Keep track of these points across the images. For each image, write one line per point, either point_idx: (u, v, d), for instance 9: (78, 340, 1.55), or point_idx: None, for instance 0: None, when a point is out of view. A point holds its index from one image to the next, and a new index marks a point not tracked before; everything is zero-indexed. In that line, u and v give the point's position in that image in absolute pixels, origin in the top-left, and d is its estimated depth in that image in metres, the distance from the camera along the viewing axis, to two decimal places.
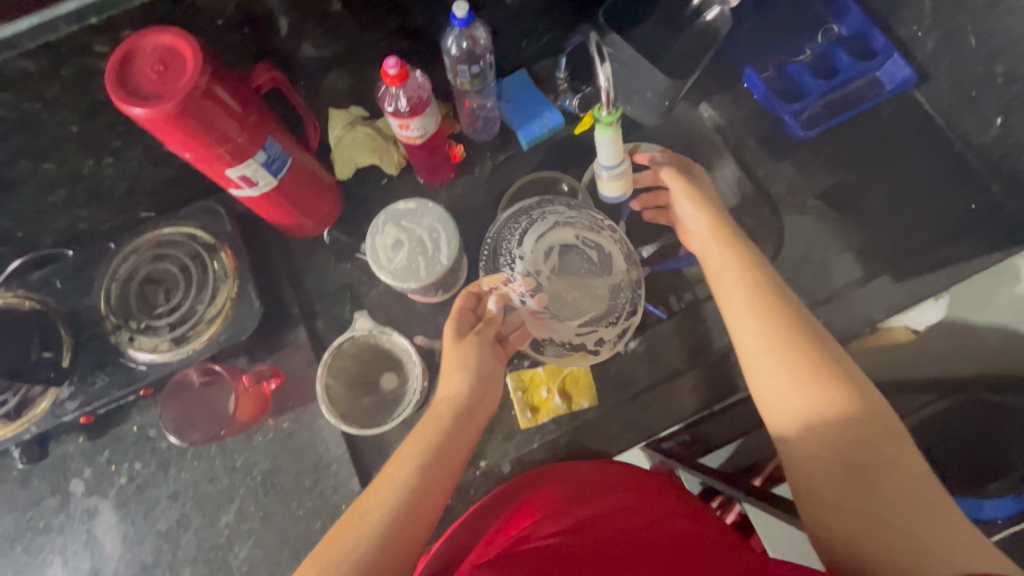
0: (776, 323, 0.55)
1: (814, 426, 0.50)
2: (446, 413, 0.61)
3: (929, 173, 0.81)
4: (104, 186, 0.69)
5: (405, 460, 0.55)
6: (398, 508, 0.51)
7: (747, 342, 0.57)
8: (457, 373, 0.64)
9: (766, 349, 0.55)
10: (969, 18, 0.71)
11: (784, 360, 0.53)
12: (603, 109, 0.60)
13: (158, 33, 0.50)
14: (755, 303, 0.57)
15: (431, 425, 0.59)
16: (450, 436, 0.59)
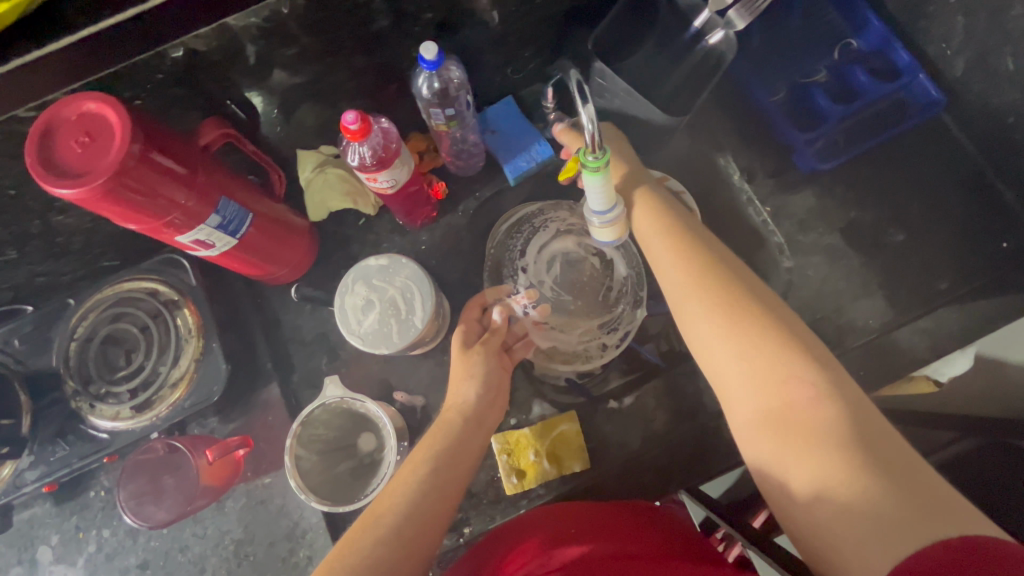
0: (725, 309, 0.47)
1: (768, 410, 0.42)
2: (458, 422, 0.52)
3: (956, 207, 0.74)
4: (58, 242, 0.64)
5: (405, 482, 0.47)
6: (396, 541, 0.42)
7: (703, 344, 0.48)
8: (466, 379, 0.56)
9: (719, 347, 0.47)
10: (1006, 40, 0.64)
11: (742, 354, 0.45)
12: (589, 150, 0.49)
13: (81, 100, 0.44)
14: (701, 291, 0.49)
15: (439, 441, 0.50)
16: (460, 454, 0.50)
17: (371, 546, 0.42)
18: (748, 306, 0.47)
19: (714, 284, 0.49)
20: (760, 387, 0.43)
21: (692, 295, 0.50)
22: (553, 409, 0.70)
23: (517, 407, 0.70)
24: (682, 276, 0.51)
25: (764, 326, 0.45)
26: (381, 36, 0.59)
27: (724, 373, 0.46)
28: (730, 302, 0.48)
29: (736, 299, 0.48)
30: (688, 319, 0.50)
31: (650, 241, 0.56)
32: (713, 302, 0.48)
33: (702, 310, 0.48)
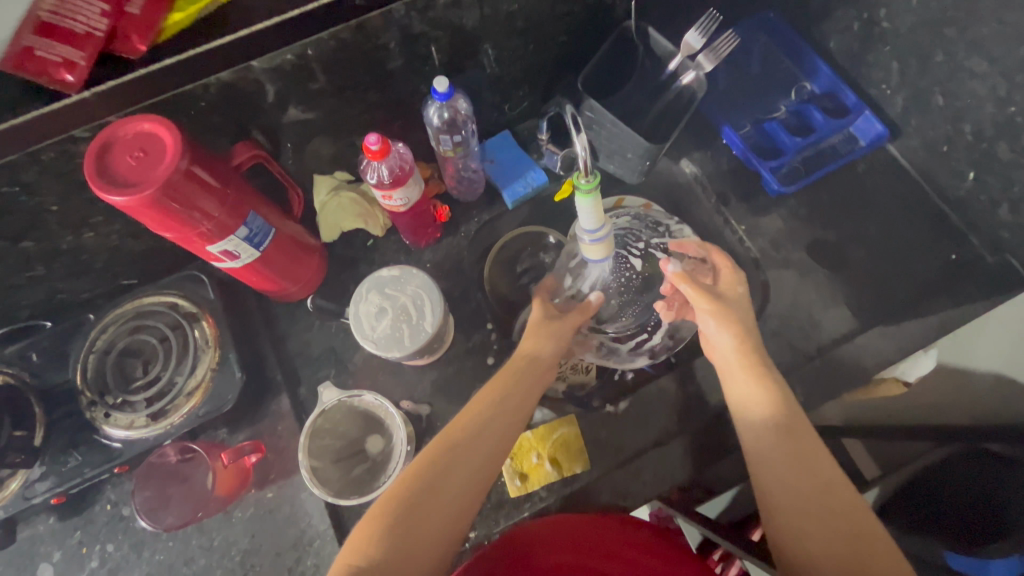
0: (814, 479, 0.53)
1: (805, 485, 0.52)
2: (524, 368, 0.62)
3: (907, 224, 0.82)
4: (84, 259, 0.68)
5: (473, 417, 0.57)
6: (462, 472, 0.53)
7: (782, 494, 0.53)
8: (536, 335, 0.66)
9: (806, 507, 0.52)
10: (934, 81, 0.74)
11: (825, 521, 0.50)
12: (582, 176, 0.56)
13: (139, 120, 0.51)
14: (791, 455, 0.54)
15: (507, 383, 0.61)
16: (523, 394, 0.60)
17: (440, 468, 0.53)
18: (832, 478, 0.53)
19: (809, 452, 0.54)
20: (836, 556, 0.49)
21: (785, 455, 0.54)
22: (553, 414, 0.74)
23: None
24: (775, 431, 0.55)
25: (848, 509, 0.51)
26: (395, 75, 0.67)
27: (800, 529, 0.51)
28: (819, 474, 0.53)
29: (824, 471, 0.53)
30: (775, 471, 0.54)
31: (738, 381, 0.60)
32: (808, 471, 0.53)
33: (792, 471, 0.53)
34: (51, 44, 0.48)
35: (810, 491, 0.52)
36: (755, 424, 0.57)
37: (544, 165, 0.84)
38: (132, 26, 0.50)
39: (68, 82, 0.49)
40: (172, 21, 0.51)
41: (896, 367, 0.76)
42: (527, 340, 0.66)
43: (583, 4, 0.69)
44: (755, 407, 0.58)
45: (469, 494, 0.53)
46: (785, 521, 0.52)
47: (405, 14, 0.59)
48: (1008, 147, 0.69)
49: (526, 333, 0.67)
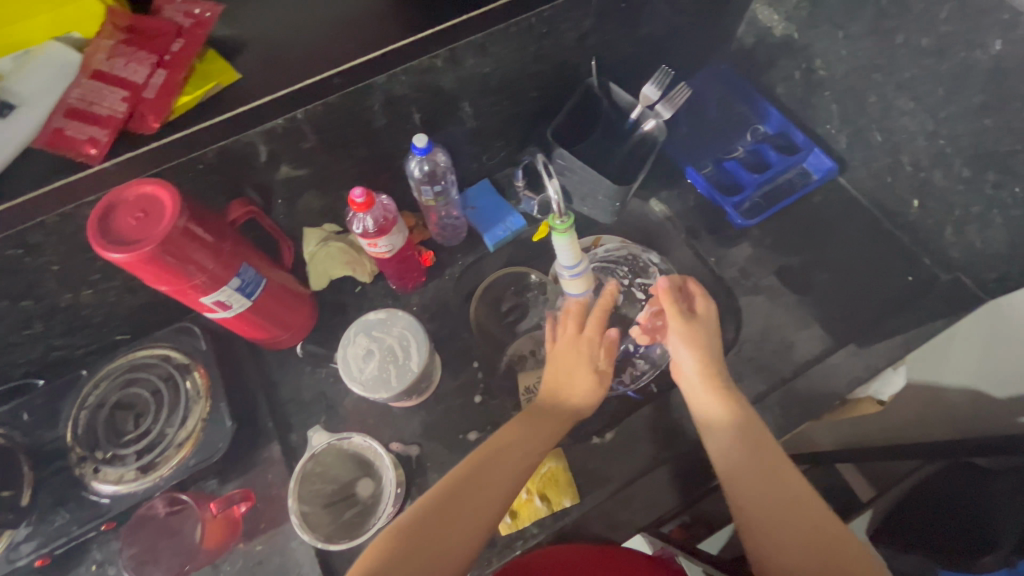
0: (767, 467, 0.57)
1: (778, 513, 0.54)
2: (551, 407, 0.64)
3: (864, 250, 0.88)
4: (80, 317, 0.70)
5: (479, 460, 0.59)
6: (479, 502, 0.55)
7: (742, 482, 0.57)
8: (573, 376, 0.66)
9: (762, 492, 0.56)
10: (871, 120, 0.82)
11: (783, 504, 0.54)
12: (557, 217, 0.61)
13: (140, 184, 0.55)
14: (748, 449, 0.59)
15: (527, 427, 0.62)
16: (545, 436, 0.62)
17: (439, 506, 0.54)
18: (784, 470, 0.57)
19: (762, 446, 0.59)
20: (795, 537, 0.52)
21: (742, 448, 0.59)
22: None
23: None
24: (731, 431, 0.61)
25: (801, 497, 0.55)
26: (380, 133, 0.73)
27: (761, 512, 0.55)
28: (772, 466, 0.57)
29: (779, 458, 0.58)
30: (734, 465, 0.58)
31: (697, 392, 0.66)
32: (763, 457, 0.58)
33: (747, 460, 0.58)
34: (82, 125, 0.56)
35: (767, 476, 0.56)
36: (714, 425, 0.63)
37: (523, 211, 0.89)
38: (148, 107, 0.57)
39: (91, 155, 0.55)
40: (183, 101, 0.59)
41: (868, 385, 0.79)
42: (566, 378, 0.66)
43: (549, 65, 0.76)
44: (714, 415, 0.63)
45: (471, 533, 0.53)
46: (745, 506, 0.56)
47: (387, 80, 0.65)
48: (943, 175, 0.76)
49: (556, 365, 0.68)
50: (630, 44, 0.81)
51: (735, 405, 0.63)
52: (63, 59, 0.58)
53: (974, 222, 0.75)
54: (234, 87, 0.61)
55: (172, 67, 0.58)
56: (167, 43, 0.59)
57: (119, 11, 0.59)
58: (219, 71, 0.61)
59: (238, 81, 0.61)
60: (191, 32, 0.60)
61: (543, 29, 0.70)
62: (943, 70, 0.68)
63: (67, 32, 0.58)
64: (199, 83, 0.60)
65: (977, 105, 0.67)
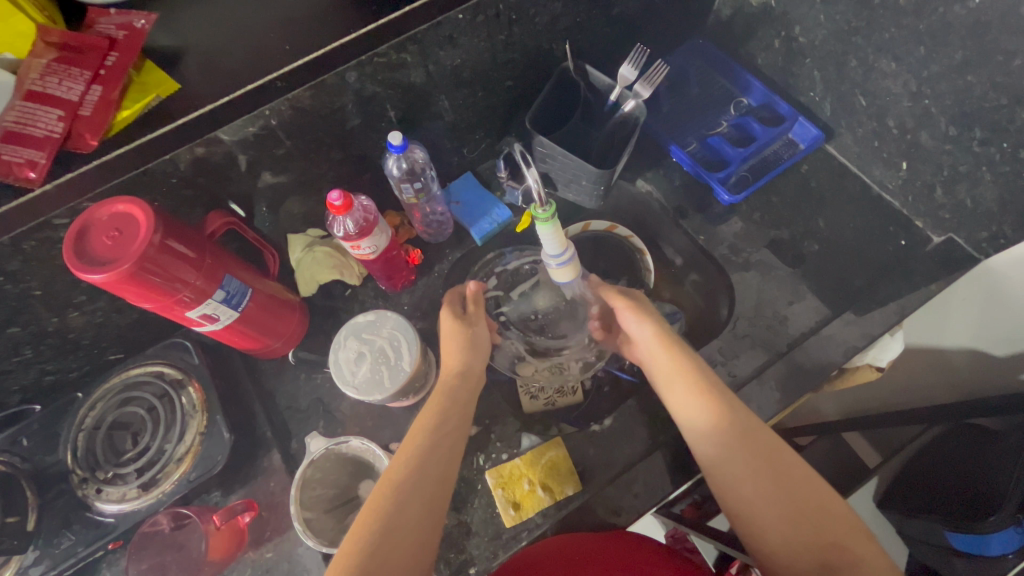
0: (758, 454, 0.55)
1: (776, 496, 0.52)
2: (457, 383, 0.64)
3: (855, 217, 0.87)
4: (70, 340, 0.70)
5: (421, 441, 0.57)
6: (411, 511, 0.52)
7: (734, 483, 0.55)
8: (454, 350, 0.67)
9: (763, 495, 0.53)
10: (854, 84, 0.81)
11: (786, 502, 0.52)
12: (538, 206, 0.61)
13: (113, 202, 0.54)
14: (731, 444, 0.56)
15: (444, 401, 0.61)
16: (461, 407, 0.62)
17: (400, 494, 0.52)
18: (770, 450, 0.55)
19: (742, 430, 0.56)
20: (790, 529, 0.51)
21: (725, 443, 0.56)
22: (540, 439, 0.75)
23: (506, 442, 0.75)
24: (713, 431, 0.57)
25: (794, 475, 0.53)
26: (356, 133, 0.72)
27: (753, 503, 0.53)
28: (754, 449, 0.55)
29: (761, 441, 0.55)
30: (727, 465, 0.55)
31: (665, 374, 0.63)
32: (750, 454, 0.55)
33: (734, 457, 0.55)
34: (14, 148, 0.52)
35: (755, 468, 0.54)
36: (694, 423, 0.59)
37: (508, 201, 0.88)
38: (85, 125, 0.54)
39: (30, 179, 0.52)
40: (123, 116, 0.55)
41: (865, 353, 0.79)
42: (447, 357, 0.67)
43: (521, 52, 0.75)
44: (693, 412, 0.59)
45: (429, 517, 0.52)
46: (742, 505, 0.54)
47: (357, 78, 0.64)
48: (930, 136, 0.75)
49: (445, 344, 0.68)
50: (604, 24, 0.79)
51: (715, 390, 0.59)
52: None
53: (964, 181, 0.74)
54: (176, 97, 0.58)
55: (107, 82, 0.55)
56: (100, 58, 0.56)
57: (48, 27, 0.55)
58: (158, 81, 0.58)
59: (179, 91, 0.58)
60: (127, 44, 0.57)
61: (511, 16, 0.69)
62: (922, 28, 0.67)
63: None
64: (137, 95, 0.56)
65: (959, 62, 0.66)
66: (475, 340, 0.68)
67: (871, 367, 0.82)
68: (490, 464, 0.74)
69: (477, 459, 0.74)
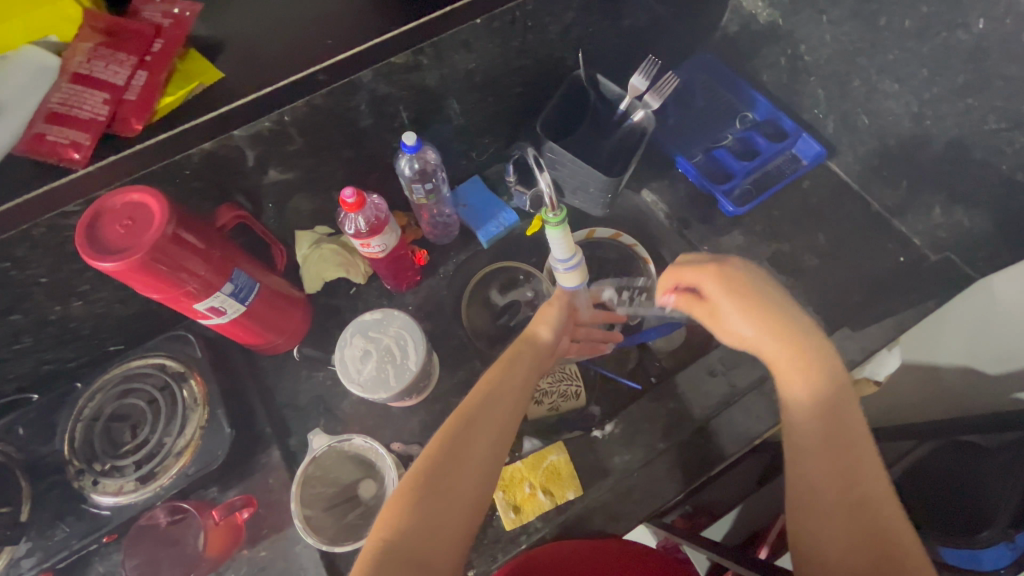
0: (834, 443, 0.52)
1: (836, 486, 0.51)
2: (526, 353, 0.63)
3: (855, 233, 0.89)
4: (71, 329, 0.70)
5: (474, 412, 0.56)
6: (460, 488, 0.52)
7: (801, 460, 0.53)
8: (546, 324, 0.66)
9: (824, 477, 0.51)
10: (857, 104, 0.83)
11: (844, 490, 0.51)
12: (549, 211, 0.62)
13: (127, 191, 0.54)
14: (813, 424, 0.53)
15: (506, 382, 0.59)
16: (522, 378, 0.60)
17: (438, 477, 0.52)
18: (848, 440, 0.52)
19: (845, 427, 0.52)
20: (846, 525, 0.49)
21: (823, 432, 0.52)
22: (542, 443, 0.75)
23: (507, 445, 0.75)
24: (808, 413, 0.54)
25: (863, 470, 0.51)
26: (368, 132, 0.72)
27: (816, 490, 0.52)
28: (846, 448, 0.52)
29: (858, 443, 0.52)
30: (803, 442, 0.54)
31: (771, 353, 0.57)
32: (826, 437, 0.52)
33: (825, 449, 0.52)
34: (62, 129, 0.54)
35: (841, 465, 0.51)
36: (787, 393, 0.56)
37: (515, 205, 0.89)
38: (128, 110, 0.55)
39: (74, 159, 0.54)
40: (165, 102, 0.57)
41: (862, 366, 0.81)
42: (535, 327, 0.65)
43: (534, 59, 0.76)
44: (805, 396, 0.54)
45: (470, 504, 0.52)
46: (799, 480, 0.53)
47: (373, 79, 0.64)
48: (930, 156, 0.76)
49: (537, 317, 0.67)
50: (615, 35, 0.81)
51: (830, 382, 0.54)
52: (40, 62, 0.56)
53: (962, 202, 0.76)
54: (218, 86, 0.60)
55: (153, 67, 0.57)
56: (145, 44, 0.57)
57: (94, 11, 0.57)
58: (200, 70, 0.60)
59: (222, 80, 0.60)
60: (170, 32, 0.59)
61: (526, 23, 0.70)
62: (925, 52, 0.69)
63: (43, 36, 0.57)
64: (181, 83, 0.58)
65: (960, 85, 0.68)
66: (552, 318, 0.67)
67: (868, 380, 0.84)
68: None
69: None
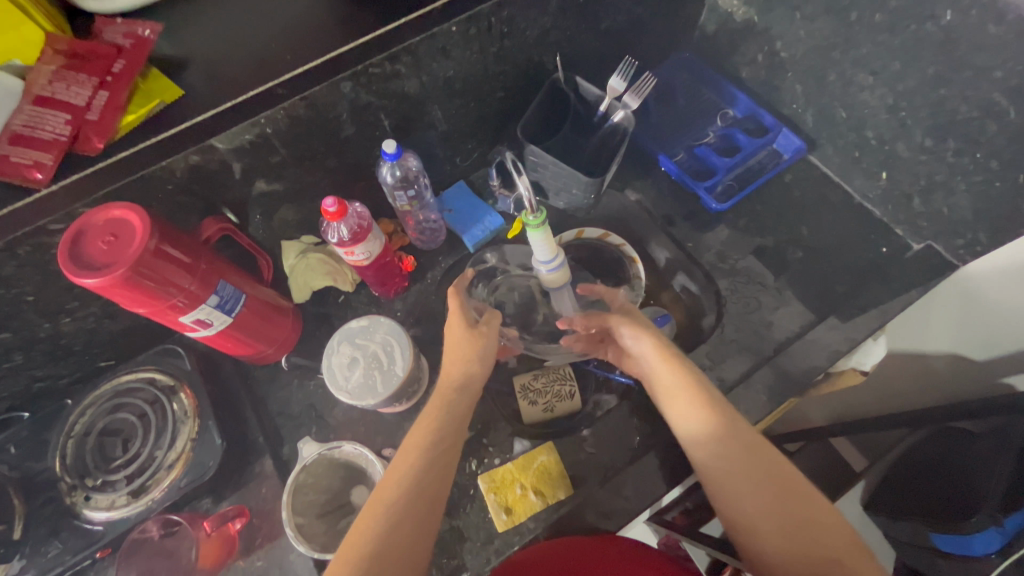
0: (753, 471, 0.54)
1: (770, 513, 0.53)
2: (456, 397, 0.62)
3: (838, 225, 0.90)
4: (62, 346, 0.70)
5: (409, 458, 0.57)
6: (402, 533, 0.52)
7: (728, 494, 0.55)
8: (457, 358, 0.64)
9: (752, 506, 0.54)
10: (835, 98, 0.83)
11: (775, 515, 0.53)
12: (530, 213, 0.62)
13: (108, 208, 0.55)
14: (731, 459, 0.55)
15: (440, 417, 0.60)
16: (456, 420, 0.60)
17: (395, 507, 0.54)
18: (764, 466, 0.55)
19: (740, 443, 0.56)
20: (778, 536, 0.52)
21: (729, 467, 0.55)
22: (532, 443, 0.75)
23: (498, 446, 0.76)
24: (719, 450, 0.56)
25: (786, 487, 0.54)
26: (350, 141, 0.73)
27: (743, 513, 0.54)
28: (750, 461, 0.55)
29: (757, 453, 0.55)
30: (727, 478, 0.55)
31: (668, 388, 0.61)
32: (743, 468, 0.55)
33: (734, 474, 0.55)
34: (24, 149, 0.55)
35: (749, 480, 0.54)
36: (693, 435, 0.58)
37: (500, 209, 0.90)
38: (92, 128, 0.56)
39: (37, 179, 0.55)
40: (128, 120, 0.58)
41: (849, 357, 0.82)
42: (448, 364, 0.64)
43: (512, 64, 0.77)
44: (698, 437, 0.57)
45: (423, 529, 0.54)
46: (734, 514, 0.55)
47: (351, 88, 0.65)
48: (906, 147, 0.77)
49: (448, 353, 0.66)
50: (592, 38, 0.82)
51: (715, 408, 0.58)
52: None
53: (940, 190, 0.77)
54: (178, 103, 0.60)
55: (114, 87, 0.58)
56: (107, 64, 0.59)
57: (56, 36, 0.58)
58: (160, 88, 0.60)
59: (182, 96, 0.61)
60: (132, 54, 0.60)
61: (503, 29, 0.70)
62: (897, 44, 0.70)
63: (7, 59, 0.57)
64: (141, 101, 0.59)
65: (932, 76, 0.69)
66: (482, 353, 0.65)
67: (855, 371, 0.85)
68: (482, 469, 0.74)
69: (469, 464, 0.74)
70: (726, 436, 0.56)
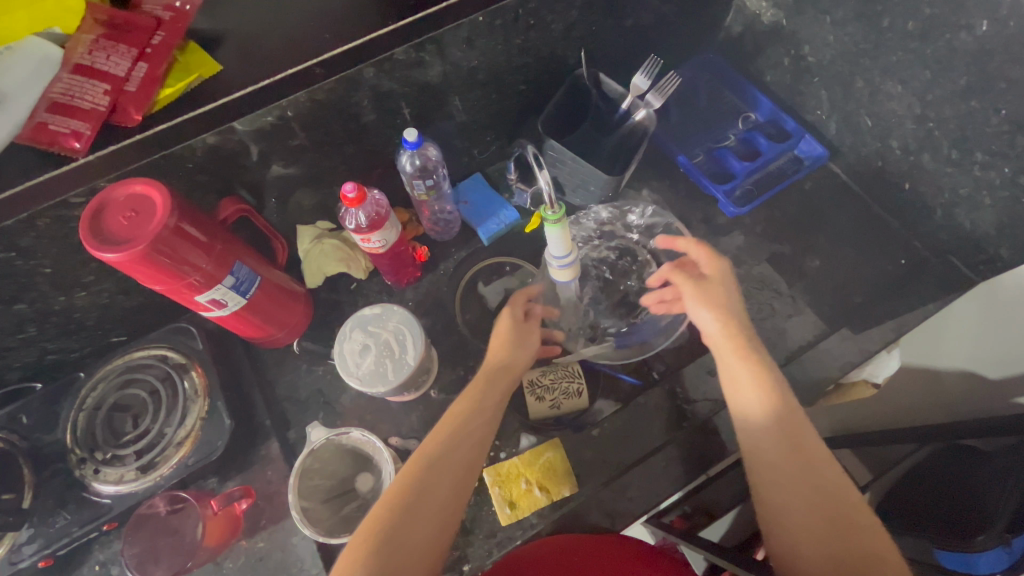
0: (798, 454, 0.55)
1: (807, 497, 0.53)
2: (493, 380, 0.63)
3: (856, 235, 0.89)
4: (75, 319, 0.71)
5: (445, 434, 0.58)
6: (435, 499, 0.53)
7: (767, 470, 0.55)
8: (503, 344, 0.67)
9: (790, 488, 0.54)
10: (860, 106, 0.82)
11: (811, 499, 0.53)
12: (549, 208, 0.62)
13: (130, 183, 0.55)
14: (778, 436, 0.56)
15: (482, 394, 0.62)
16: (497, 400, 0.62)
17: (422, 481, 0.54)
18: (808, 451, 0.55)
19: (794, 425, 0.56)
20: (817, 531, 0.51)
21: (775, 443, 0.55)
22: (539, 439, 0.75)
23: (504, 440, 0.76)
24: (772, 425, 0.56)
25: (830, 478, 0.54)
26: (369, 128, 0.73)
27: (783, 503, 0.54)
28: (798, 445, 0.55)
29: (809, 440, 0.55)
30: (774, 455, 0.55)
31: (728, 363, 0.61)
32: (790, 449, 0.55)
33: (780, 457, 0.55)
34: (64, 118, 0.54)
35: (800, 462, 0.54)
36: (748, 408, 0.58)
37: (516, 203, 0.89)
38: (128, 100, 0.55)
39: (75, 149, 0.54)
40: (164, 94, 0.57)
41: (861, 368, 0.81)
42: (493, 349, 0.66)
43: (536, 57, 0.76)
44: (754, 408, 0.57)
45: (452, 506, 0.54)
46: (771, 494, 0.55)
47: (375, 74, 0.65)
48: (931, 158, 0.76)
49: (494, 342, 0.67)
50: (618, 35, 0.81)
51: (777, 391, 0.58)
52: (37, 54, 0.56)
53: (964, 204, 0.76)
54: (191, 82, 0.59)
55: (153, 59, 0.57)
56: (146, 36, 0.57)
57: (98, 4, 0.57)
58: (199, 62, 0.59)
59: (220, 72, 0.60)
60: (171, 26, 0.59)
61: (530, 21, 0.70)
62: (929, 53, 0.69)
63: (48, 27, 0.56)
64: (180, 75, 0.58)
65: (963, 87, 0.68)
66: (526, 345, 0.68)
67: (867, 382, 0.84)
68: (487, 462, 0.74)
69: None
70: (785, 421, 0.56)
